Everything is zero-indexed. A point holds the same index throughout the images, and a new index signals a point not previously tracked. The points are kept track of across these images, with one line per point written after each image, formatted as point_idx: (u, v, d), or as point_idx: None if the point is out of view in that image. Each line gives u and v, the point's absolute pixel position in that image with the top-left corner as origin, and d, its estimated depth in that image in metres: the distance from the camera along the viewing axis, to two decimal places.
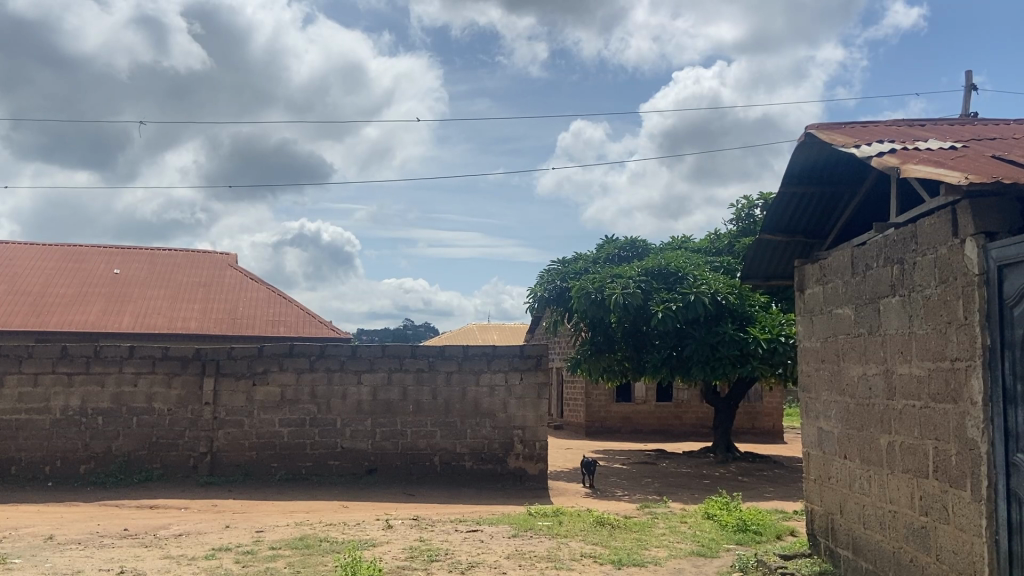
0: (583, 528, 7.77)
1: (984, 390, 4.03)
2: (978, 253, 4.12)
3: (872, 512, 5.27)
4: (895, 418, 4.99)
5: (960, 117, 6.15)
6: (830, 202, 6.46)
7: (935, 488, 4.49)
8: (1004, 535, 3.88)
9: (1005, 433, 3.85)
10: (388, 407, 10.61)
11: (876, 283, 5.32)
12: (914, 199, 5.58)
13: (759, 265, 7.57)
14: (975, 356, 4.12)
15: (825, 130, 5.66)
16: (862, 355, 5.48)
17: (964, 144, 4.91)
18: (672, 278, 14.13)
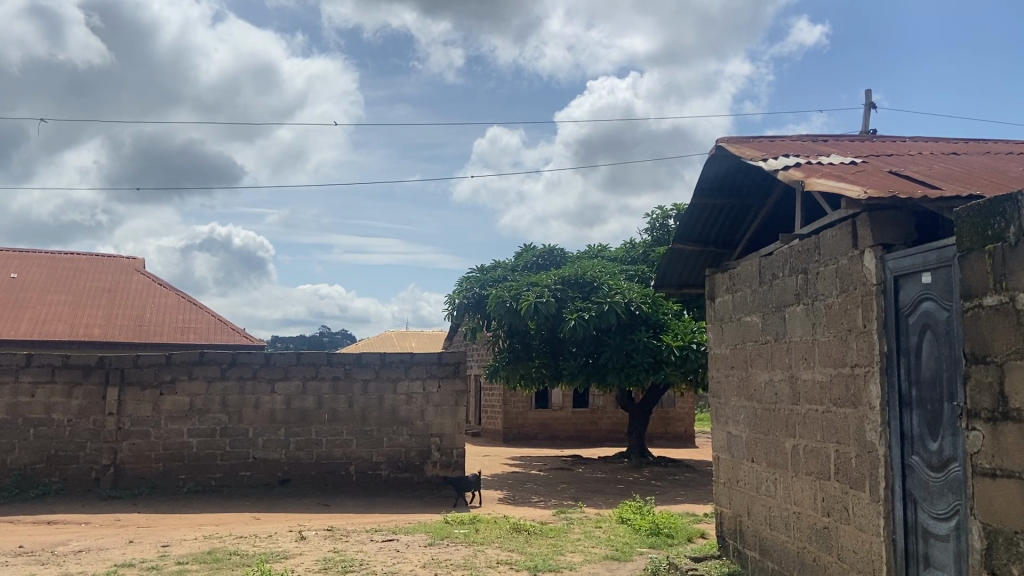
0: (500, 535, 7.77)
1: (882, 396, 4.23)
2: (876, 264, 4.33)
3: (778, 513, 5.45)
4: (799, 423, 5.17)
5: (859, 134, 6.44)
6: (739, 213, 6.67)
7: (837, 490, 4.67)
8: (901, 535, 4.07)
9: (901, 436, 4.07)
10: (302, 416, 10.38)
11: (782, 291, 5.52)
12: (817, 211, 5.83)
13: (672, 274, 7.76)
14: (873, 362, 4.31)
15: (734, 143, 5.86)
16: (768, 362, 5.67)
17: (863, 159, 5.15)
18: (588, 286, 14.33)
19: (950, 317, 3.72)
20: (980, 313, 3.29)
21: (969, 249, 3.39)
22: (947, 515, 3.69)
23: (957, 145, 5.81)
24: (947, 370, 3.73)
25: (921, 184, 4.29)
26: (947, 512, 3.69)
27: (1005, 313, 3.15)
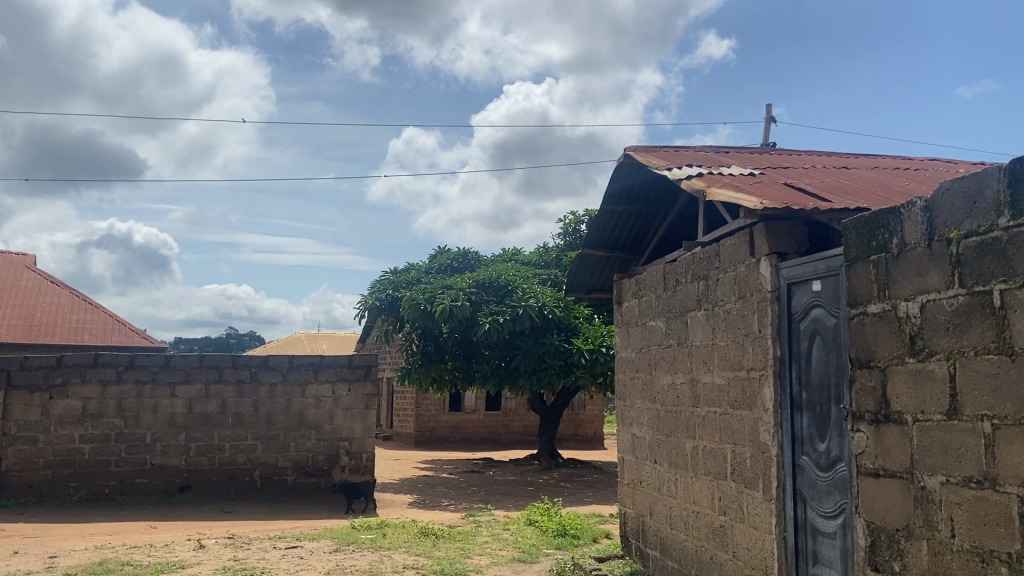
0: (407, 539, 7.72)
1: (774, 399, 4.40)
2: (770, 271, 4.52)
3: (678, 513, 5.60)
4: (698, 424, 5.33)
5: (760, 147, 6.69)
6: (646, 220, 6.83)
7: (733, 489, 4.84)
8: (791, 533, 4.24)
9: (793, 437, 4.25)
10: (204, 420, 10.05)
11: (685, 297, 5.68)
12: (718, 220, 6.03)
13: (582, 279, 7.89)
14: (767, 366, 4.48)
15: (642, 152, 6.01)
16: (671, 366, 5.83)
17: (761, 171, 5.35)
18: (502, 290, 14.38)
19: (838, 323, 3.91)
20: (865, 320, 3.47)
21: (855, 259, 3.57)
22: (834, 513, 3.86)
23: (849, 160, 6.10)
24: (835, 374, 3.92)
25: (813, 196, 4.49)
26: (833, 510, 3.86)
27: (887, 320, 3.33)
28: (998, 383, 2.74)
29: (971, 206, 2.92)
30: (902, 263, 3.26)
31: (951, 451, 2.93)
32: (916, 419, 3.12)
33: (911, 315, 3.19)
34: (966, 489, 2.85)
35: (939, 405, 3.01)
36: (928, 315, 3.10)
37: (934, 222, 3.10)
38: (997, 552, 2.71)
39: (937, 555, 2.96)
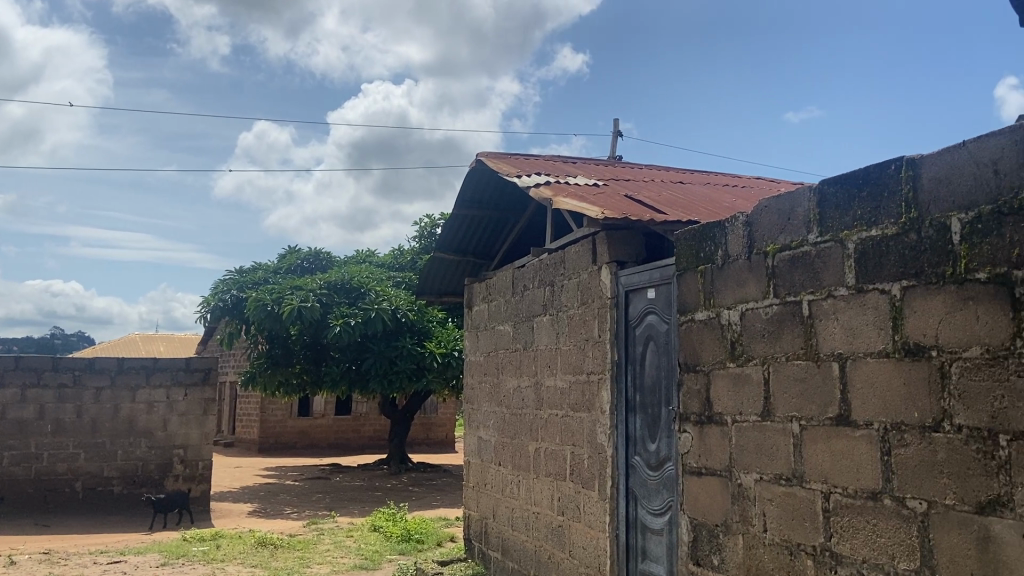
0: (243, 550, 7.41)
1: (611, 401, 4.57)
2: (610, 279, 4.69)
3: (519, 514, 5.69)
4: (541, 427, 5.45)
5: (606, 159, 6.94)
6: (496, 226, 6.91)
7: (571, 490, 4.97)
8: (623, 530, 4.40)
9: (627, 437, 4.42)
10: (19, 427, 9.25)
11: (531, 302, 5.80)
12: (565, 228, 6.20)
13: (433, 282, 7.87)
14: (605, 370, 4.65)
15: (493, 158, 6.08)
16: (517, 369, 5.92)
17: (605, 182, 5.55)
18: (353, 292, 14.09)
19: (669, 329, 4.11)
20: (693, 326, 3.66)
21: (685, 269, 3.77)
22: (661, 511, 4.04)
23: (687, 175, 6.43)
24: (665, 378, 4.11)
25: (651, 209, 4.70)
26: (661, 508, 4.05)
27: (712, 326, 3.53)
28: (805, 386, 2.94)
29: (786, 222, 3.14)
30: (726, 273, 3.47)
31: (765, 450, 3.12)
32: (735, 420, 3.32)
33: (732, 322, 3.40)
34: (776, 486, 3.03)
35: (755, 407, 3.20)
36: (747, 323, 3.31)
37: (754, 236, 3.31)
38: (802, 545, 2.87)
39: (750, 548, 3.15)
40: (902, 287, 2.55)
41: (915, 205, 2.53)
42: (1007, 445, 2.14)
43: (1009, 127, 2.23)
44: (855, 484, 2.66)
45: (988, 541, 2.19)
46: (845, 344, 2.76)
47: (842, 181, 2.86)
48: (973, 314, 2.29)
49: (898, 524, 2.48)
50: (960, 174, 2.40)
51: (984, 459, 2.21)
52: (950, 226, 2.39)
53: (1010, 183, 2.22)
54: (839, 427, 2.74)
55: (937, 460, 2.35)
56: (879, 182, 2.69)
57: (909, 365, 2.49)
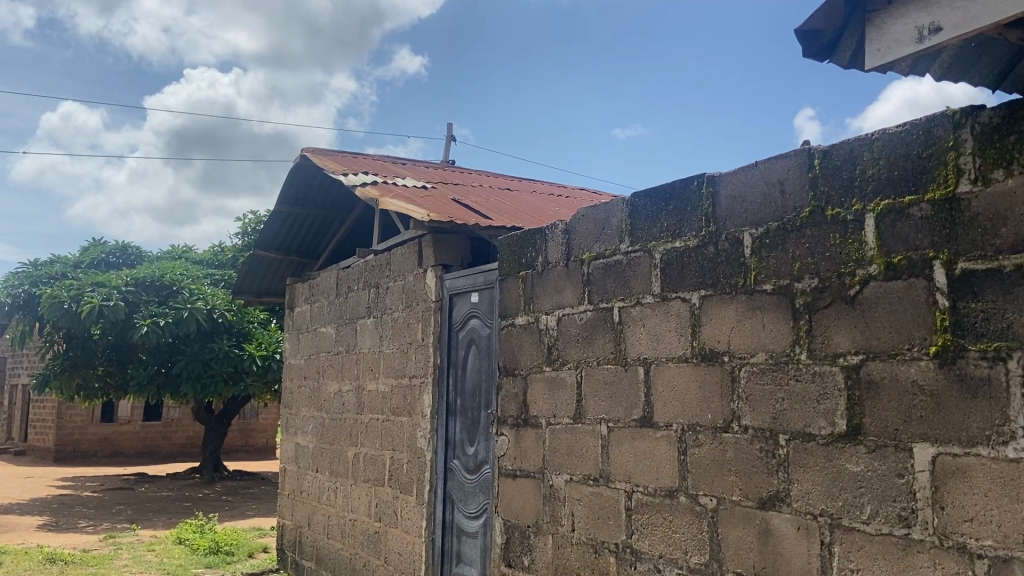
0: (27, 568, 6.72)
1: (432, 405, 4.55)
2: (435, 282, 4.66)
3: (336, 521, 5.54)
4: (361, 432, 5.33)
5: (435, 163, 6.94)
6: (321, 225, 6.71)
7: (389, 495, 4.90)
8: (440, 534, 4.38)
9: (447, 441, 4.42)
10: None
11: (355, 304, 5.67)
12: (392, 230, 6.12)
13: (252, 282, 7.52)
14: (427, 374, 4.62)
15: (318, 155, 5.90)
16: (338, 373, 5.77)
17: (434, 185, 5.53)
18: (165, 290, 13.21)
19: (490, 333, 4.14)
20: (512, 331, 3.71)
21: (507, 274, 3.81)
22: (477, 514, 4.07)
23: (514, 183, 6.56)
24: (485, 381, 4.14)
25: (477, 214, 4.73)
26: (477, 510, 4.07)
27: (531, 331, 3.59)
28: (613, 389, 3.05)
29: (601, 231, 3.25)
30: (545, 279, 3.55)
31: (575, 451, 3.21)
32: (549, 422, 3.39)
33: (549, 327, 3.48)
34: (585, 486, 3.12)
35: (568, 410, 3.29)
36: (563, 328, 3.40)
37: (571, 243, 3.41)
38: (606, 543, 2.98)
39: (558, 548, 3.23)
40: (701, 296, 2.70)
41: (714, 219, 2.70)
42: (785, 444, 2.31)
43: (795, 150, 2.42)
44: (654, 483, 2.79)
45: (767, 534, 2.35)
46: (650, 349, 2.90)
47: (652, 194, 3.00)
48: (761, 321, 2.46)
49: (691, 521, 2.62)
50: (752, 193, 2.57)
51: (766, 457, 2.37)
52: (742, 240, 2.57)
53: (793, 202, 2.41)
54: (643, 428, 2.87)
55: (727, 459, 2.51)
56: (684, 196, 2.85)
57: (705, 369, 2.64)
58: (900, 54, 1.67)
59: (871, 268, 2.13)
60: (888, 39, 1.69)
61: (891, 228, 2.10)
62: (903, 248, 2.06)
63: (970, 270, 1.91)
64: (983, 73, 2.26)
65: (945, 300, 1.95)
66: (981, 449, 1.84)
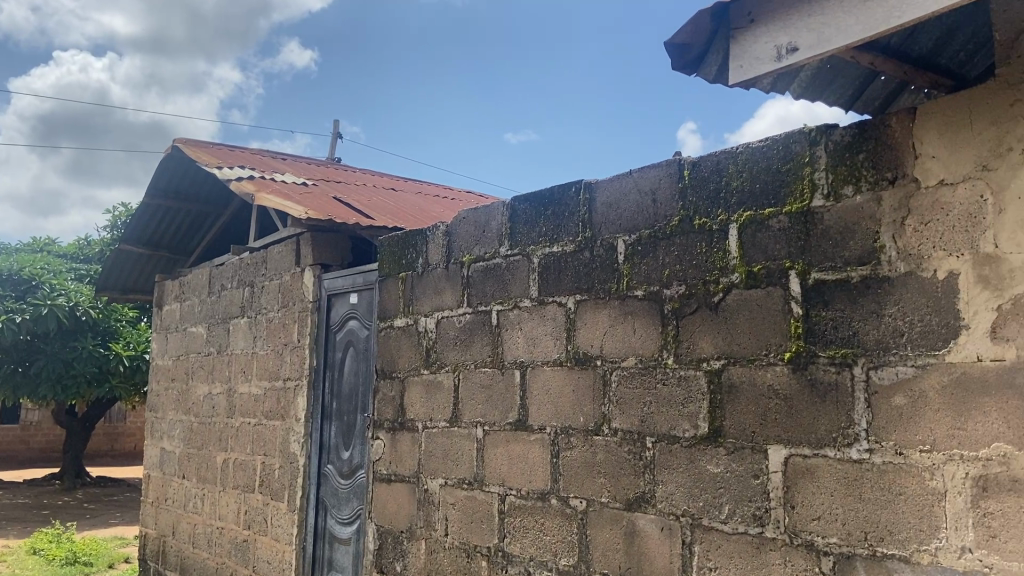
0: None
1: (307, 408, 4.42)
2: (313, 281, 4.53)
3: (202, 530, 5.30)
4: (231, 437, 5.12)
5: (318, 159, 6.77)
6: (195, 221, 6.41)
7: (259, 501, 4.73)
8: (311, 541, 4.26)
9: (320, 445, 4.30)
10: None
11: (228, 303, 5.44)
12: (270, 227, 5.92)
13: (117, 278, 7.11)
14: (302, 376, 4.48)
15: (192, 146, 5.63)
16: (209, 375, 5.52)
17: (315, 182, 5.38)
18: (23, 285, 12.24)
19: (368, 335, 4.06)
20: (391, 333, 3.65)
21: (387, 275, 3.75)
22: (350, 520, 3.98)
23: (399, 182, 6.48)
24: (362, 384, 4.06)
25: (358, 213, 4.64)
26: (350, 516, 3.99)
27: (409, 333, 3.54)
28: (489, 393, 3.05)
29: (481, 233, 3.24)
30: (424, 281, 3.51)
31: (451, 455, 3.18)
32: (425, 425, 3.35)
33: (428, 329, 3.44)
34: (459, 490, 3.10)
35: (444, 413, 3.26)
36: (441, 330, 3.37)
37: (452, 246, 3.39)
38: (478, 547, 2.97)
39: (431, 553, 3.20)
40: (576, 300, 2.74)
41: (590, 225, 2.74)
42: (651, 446, 2.37)
43: (666, 160, 2.48)
44: (527, 486, 2.80)
45: (633, 534, 2.40)
46: (526, 352, 2.91)
47: (531, 199, 3.02)
48: (631, 326, 2.51)
49: (561, 523, 2.64)
50: (626, 200, 2.62)
51: (633, 459, 2.43)
52: (616, 246, 2.62)
53: (664, 211, 2.47)
54: (517, 431, 2.88)
55: (597, 461, 2.55)
56: (562, 202, 2.88)
57: (578, 373, 2.67)
58: (761, 71, 1.72)
59: (733, 277, 2.21)
60: (749, 56, 1.75)
61: (753, 239, 2.18)
62: (762, 258, 2.15)
63: (821, 280, 2.01)
64: (838, 93, 2.38)
65: (799, 308, 2.05)
66: (828, 451, 1.94)
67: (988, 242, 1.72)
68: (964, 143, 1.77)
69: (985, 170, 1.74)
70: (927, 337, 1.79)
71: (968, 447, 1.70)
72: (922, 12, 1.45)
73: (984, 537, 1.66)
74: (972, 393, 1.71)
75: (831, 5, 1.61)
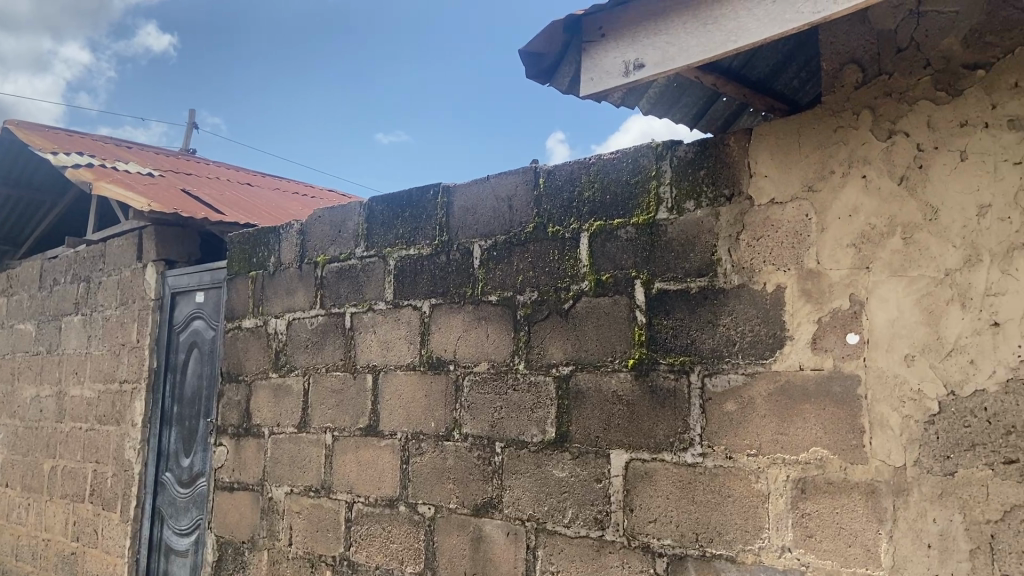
0: None
1: (145, 413, 4.15)
2: (156, 278, 4.27)
3: (24, 544, 4.87)
4: (60, 443, 4.74)
5: (168, 149, 6.40)
6: (26, 209, 5.90)
7: (89, 512, 4.40)
8: (145, 554, 4.00)
9: (159, 452, 4.05)
10: None
11: (61, 298, 5.04)
12: (112, 218, 5.53)
13: None
14: (141, 379, 4.21)
15: (23, 128, 5.18)
16: (36, 376, 5.09)
17: (162, 173, 5.08)
18: None
19: (214, 336, 3.87)
20: (238, 334, 3.49)
21: (236, 273, 3.58)
22: (188, 530, 3.77)
23: (256, 177, 6.23)
24: (206, 388, 3.86)
25: (208, 207, 4.41)
26: (188, 527, 3.77)
27: (258, 335, 3.40)
28: (340, 398, 2.96)
29: (336, 234, 3.16)
30: (276, 281, 3.38)
31: (297, 461, 3.07)
32: (272, 431, 3.22)
33: (278, 331, 3.31)
34: (305, 498, 3.00)
35: (292, 418, 3.14)
36: (292, 332, 3.25)
37: (305, 245, 3.28)
38: (323, 556, 2.88)
39: (274, 563, 3.08)
40: (430, 305, 2.71)
41: (448, 229, 2.72)
42: (500, 451, 2.38)
43: (523, 168, 2.50)
44: (375, 493, 2.74)
45: (479, 540, 2.39)
46: (379, 356, 2.85)
47: (388, 200, 2.97)
48: (484, 332, 2.51)
49: (409, 530, 2.60)
50: (483, 205, 2.62)
51: (482, 464, 2.42)
52: (472, 251, 2.61)
53: (519, 217, 2.49)
54: (367, 437, 2.81)
55: (446, 467, 2.53)
56: (419, 204, 2.84)
57: (431, 378, 2.64)
58: (611, 85, 1.77)
59: (583, 285, 2.25)
60: (600, 69, 1.79)
61: (603, 248, 2.23)
62: (610, 267, 2.20)
63: (664, 289, 2.08)
64: (685, 112, 2.48)
65: (642, 316, 2.11)
66: (666, 455, 2.00)
67: (811, 258, 1.83)
68: (793, 165, 1.89)
69: (811, 191, 1.85)
70: (756, 347, 1.89)
71: (790, 451, 1.80)
72: (758, 38, 1.52)
73: (802, 536, 1.77)
74: (794, 399, 1.82)
75: (676, 26, 1.66)
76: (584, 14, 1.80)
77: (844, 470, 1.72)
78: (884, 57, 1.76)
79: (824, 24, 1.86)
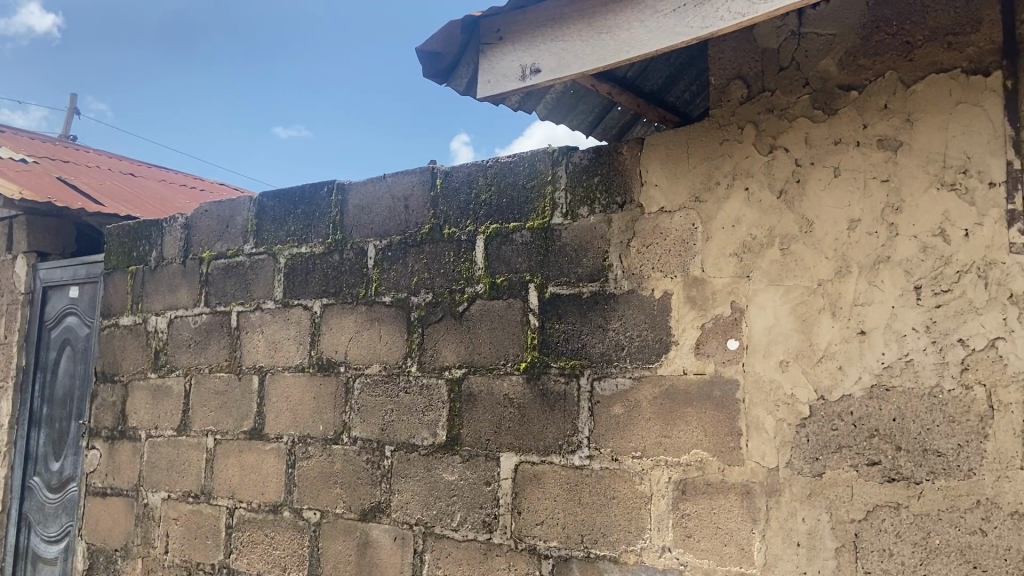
0: None
1: (11, 414, 3.88)
2: (27, 271, 4.00)
3: None
4: None
5: (43, 134, 6.01)
6: None
7: None
8: (8, 564, 3.74)
9: (25, 455, 3.79)
10: None
11: None
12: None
13: None
14: (7, 377, 3.93)
15: None
16: None
17: (36, 159, 4.77)
18: None
19: (89, 334, 3.65)
20: (115, 332, 3.31)
21: (114, 268, 3.40)
22: (56, 538, 3.54)
23: (141, 168, 5.94)
24: (79, 388, 3.64)
25: (86, 198, 4.17)
26: (57, 534, 3.55)
27: (136, 333, 3.23)
28: (223, 400, 2.85)
29: (224, 229, 3.04)
30: (157, 277, 3.22)
31: (176, 466, 2.94)
32: (149, 435, 3.06)
33: (158, 329, 3.16)
34: (183, 504, 2.87)
35: (171, 421, 3.00)
36: (173, 331, 3.10)
37: (190, 240, 3.14)
38: (202, 564, 2.76)
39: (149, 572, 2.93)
40: (322, 305, 2.64)
41: (341, 228, 2.66)
42: (390, 454, 2.34)
43: (420, 168, 2.47)
44: (259, 498, 2.65)
45: (366, 545, 2.35)
46: (266, 357, 2.76)
47: (279, 196, 2.88)
48: (377, 333, 2.47)
49: (293, 536, 2.53)
50: (378, 204, 2.58)
51: (371, 468, 2.38)
52: (366, 251, 2.56)
53: (414, 218, 2.46)
54: (252, 441, 2.72)
55: (334, 471, 2.47)
56: (312, 201, 2.77)
57: (320, 380, 2.58)
58: (507, 88, 1.77)
59: (477, 287, 2.25)
60: (497, 72, 1.79)
61: (498, 251, 2.23)
62: (505, 270, 2.21)
63: (557, 293, 2.10)
64: (580, 119, 2.52)
65: (535, 320, 2.12)
66: (554, 458, 2.02)
67: (696, 266, 1.89)
68: (681, 175, 1.94)
69: (697, 201, 1.91)
70: (643, 352, 1.93)
71: (672, 453, 1.85)
72: (650, 49, 1.55)
73: (681, 536, 1.82)
74: (677, 403, 1.87)
75: (571, 33, 1.67)
76: (482, 16, 1.80)
77: (722, 471, 1.78)
78: (767, 75, 1.84)
79: (713, 40, 1.93)
